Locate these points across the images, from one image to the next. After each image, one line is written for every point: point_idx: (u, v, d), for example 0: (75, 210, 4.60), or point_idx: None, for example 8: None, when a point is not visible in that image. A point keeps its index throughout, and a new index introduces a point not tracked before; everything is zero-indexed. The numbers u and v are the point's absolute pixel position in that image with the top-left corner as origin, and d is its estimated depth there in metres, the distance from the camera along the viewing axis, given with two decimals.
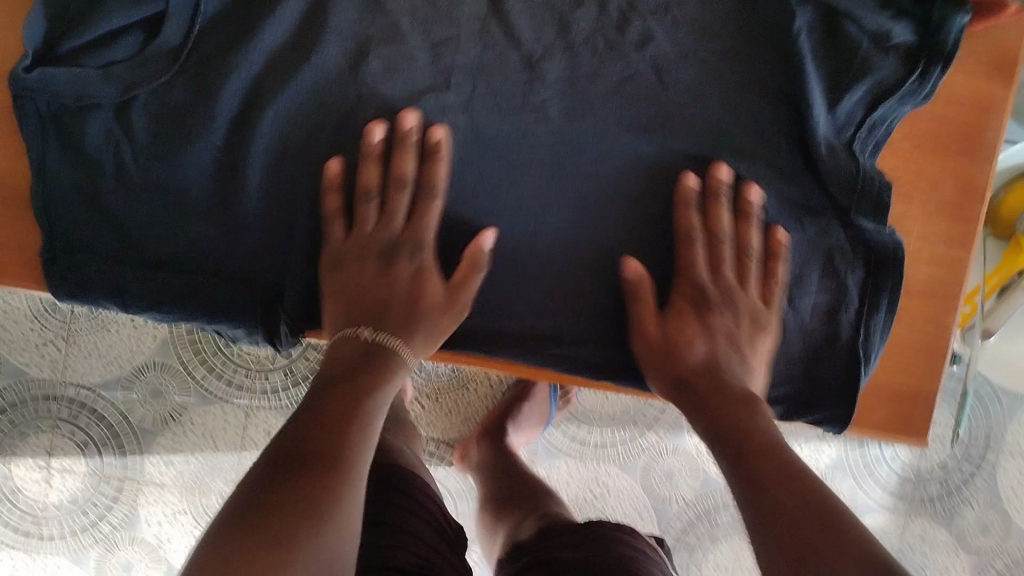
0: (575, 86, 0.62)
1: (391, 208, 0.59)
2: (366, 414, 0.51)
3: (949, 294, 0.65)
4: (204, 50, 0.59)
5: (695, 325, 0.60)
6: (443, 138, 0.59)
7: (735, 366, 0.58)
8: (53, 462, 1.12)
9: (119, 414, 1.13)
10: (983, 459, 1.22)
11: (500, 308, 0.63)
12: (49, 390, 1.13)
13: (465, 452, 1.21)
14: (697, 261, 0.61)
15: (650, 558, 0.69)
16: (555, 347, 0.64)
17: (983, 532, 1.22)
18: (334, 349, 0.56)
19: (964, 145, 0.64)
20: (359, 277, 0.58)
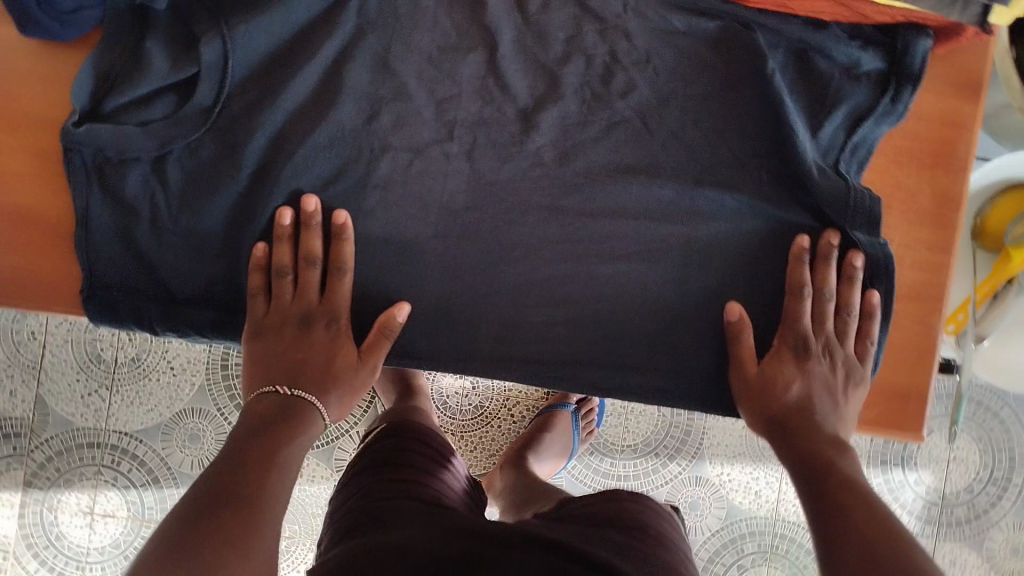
0: (569, 127, 0.67)
1: (305, 283, 0.65)
2: (281, 470, 0.57)
3: (933, 297, 0.70)
4: (230, 110, 0.64)
5: (794, 368, 0.65)
6: (345, 221, 0.65)
7: (829, 415, 0.64)
8: (96, 508, 1.17)
9: (159, 458, 1.19)
10: (1008, 480, 1.31)
11: (507, 338, 0.68)
12: (93, 436, 1.19)
13: (490, 485, 1.24)
14: (803, 312, 0.66)
15: (665, 518, 0.72)
16: (557, 369, 0.68)
17: (1010, 553, 1.31)
18: (253, 407, 0.63)
19: (938, 159, 0.69)
20: (282, 343, 0.65)
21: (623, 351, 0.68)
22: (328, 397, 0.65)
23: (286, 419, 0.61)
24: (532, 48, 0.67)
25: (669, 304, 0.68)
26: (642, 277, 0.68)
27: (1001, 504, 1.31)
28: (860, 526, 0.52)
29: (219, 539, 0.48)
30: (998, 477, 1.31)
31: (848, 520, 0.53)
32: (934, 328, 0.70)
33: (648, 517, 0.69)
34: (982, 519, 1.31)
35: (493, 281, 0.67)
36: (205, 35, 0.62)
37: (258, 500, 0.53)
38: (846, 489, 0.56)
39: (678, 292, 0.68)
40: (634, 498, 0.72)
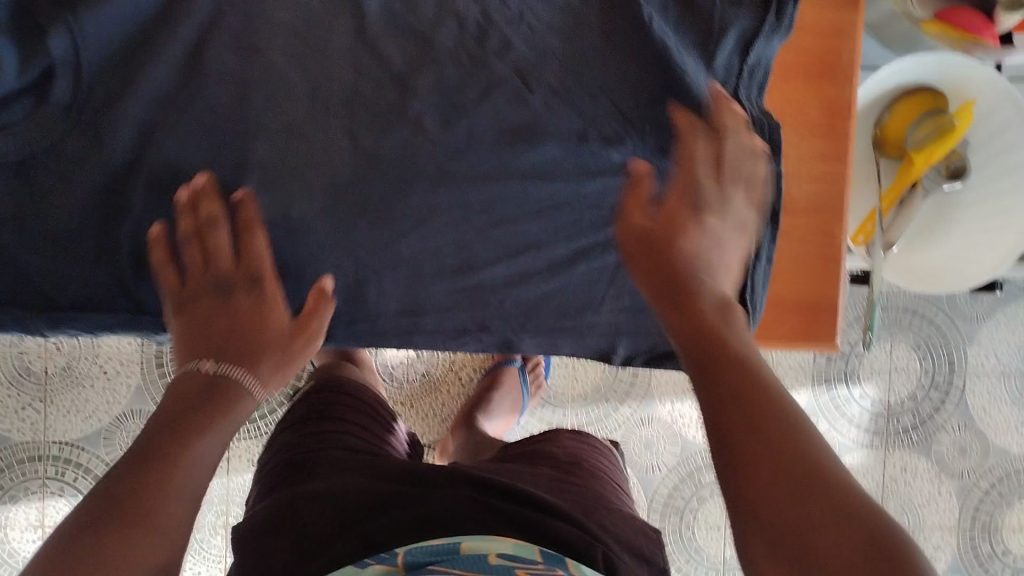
0: (449, 88, 0.66)
1: (214, 249, 0.63)
2: (191, 467, 0.54)
3: (833, 207, 0.75)
4: (92, 104, 0.62)
5: (692, 219, 0.61)
6: (242, 197, 0.63)
7: (715, 260, 0.60)
8: (47, 520, 1.16)
9: (105, 463, 1.17)
10: (949, 384, 1.35)
11: (412, 307, 0.69)
12: (34, 450, 1.16)
13: (443, 450, 1.24)
14: (699, 147, 0.64)
15: (593, 447, 0.75)
16: (465, 337, 0.71)
17: (959, 454, 1.35)
18: (176, 385, 0.59)
19: (823, 70, 0.75)
20: (210, 321, 0.62)
21: (530, 309, 0.70)
22: (260, 366, 0.62)
23: (218, 395, 0.59)
24: (402, 14, 0.66)
25: (568, 263, 0.69)
26: (548, 233, 0.68)
27: (945, 409, 1.35)
28: (732, 390, 0.48)
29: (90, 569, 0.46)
30: (939, 381, 1.35)
31: (724, 384, 0.49)
32: (838, 238, 0.75)
33: (574, 450, 0.73)
34: (928, 425, 1.35)
35: (398, 252, 0.67)
36: (49, 22, 0.58)
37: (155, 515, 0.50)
38: (720, 352, 0.52)
39: (577, 243, 0.69)
40: (573, 436, 0.75)
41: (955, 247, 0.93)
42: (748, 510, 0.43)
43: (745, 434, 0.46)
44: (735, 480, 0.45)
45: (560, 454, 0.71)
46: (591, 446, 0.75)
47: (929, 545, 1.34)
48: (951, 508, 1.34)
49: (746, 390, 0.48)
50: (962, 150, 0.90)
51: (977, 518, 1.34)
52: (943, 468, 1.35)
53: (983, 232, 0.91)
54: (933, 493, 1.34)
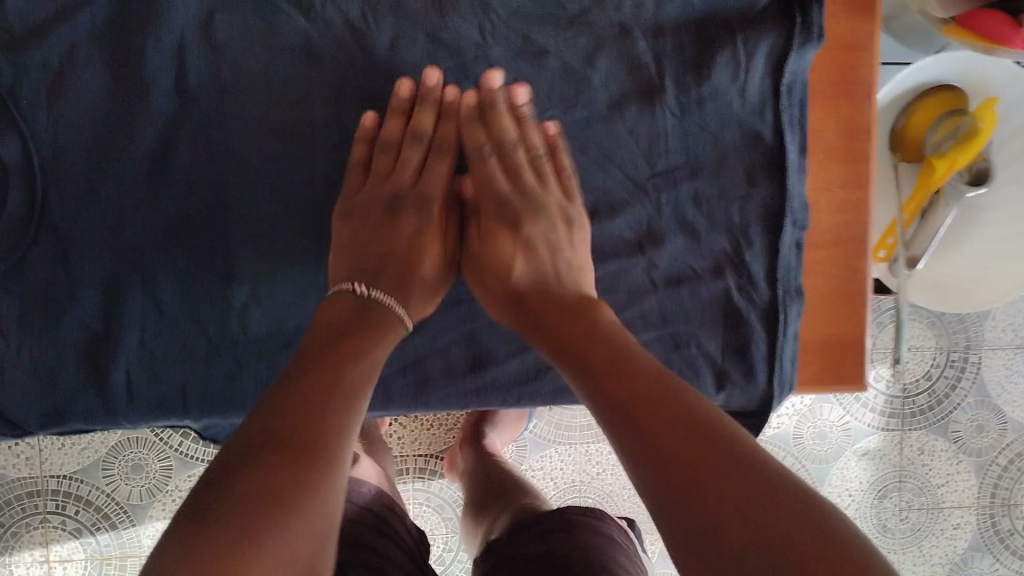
0: (443, 141, 0.64)
1: (405, 160, 0.64)
2: (353, 393, 0.52)
3: (858, 237, 0.71)
4: (68, 195, 0.60)
5: (512, 239, 0.64)
6: (465, 99, 0.64)
7: (561, 271, 0.62)
8: (52, 554, 1.12)
9: (106, 494, 1.13)
10: (965, 360, 1.27)
11: (417, 378, 0.67)
12: (32, 485, 1.12)
13: (453, 465, 1.21)
14: (493, 173, 0.64)
15: (614, 543, 0.75)
16: (480, 398, 0.68)
17: (975, 432, 1.27)
18: (331, 300, 0.59)
19: (843, 88, 0.70)
20: (367, 229, 0.62)
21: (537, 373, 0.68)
22: (410, 298, 0.62)
23: (363, 330, 0.57)
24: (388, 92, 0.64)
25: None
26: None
27: (960, 387, 1.27)
28: (660, 445, 0.45)
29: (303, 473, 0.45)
30: (955, 358, 1.27)
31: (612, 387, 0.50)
32: (864, 270, 0.71)
33: (600, 553, 0.71)
34: (944, 404, 1.27)
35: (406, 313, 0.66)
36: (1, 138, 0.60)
37: (340, 431, 0.48)
38: (623, 390, 0.49)
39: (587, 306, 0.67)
40: (590, 529, 0.74)
41: (974, 255, 0.88)
42: (707, 552, 0.40)
43: (662, 428, 0.46)
44: (685, 511, 0.42)
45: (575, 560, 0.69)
46: (609, 544, 0.74)
47: (948, 524, 1.27)
48: (968, 486, 1.27)
49: (677, 435, 0.45)
50: (985, 152, 0.85)
51: (995, 495, 1.27)
52: (961, 446, 1.28)
53: (1012, 239, 0.86)
54: (951, 474, 1.27)
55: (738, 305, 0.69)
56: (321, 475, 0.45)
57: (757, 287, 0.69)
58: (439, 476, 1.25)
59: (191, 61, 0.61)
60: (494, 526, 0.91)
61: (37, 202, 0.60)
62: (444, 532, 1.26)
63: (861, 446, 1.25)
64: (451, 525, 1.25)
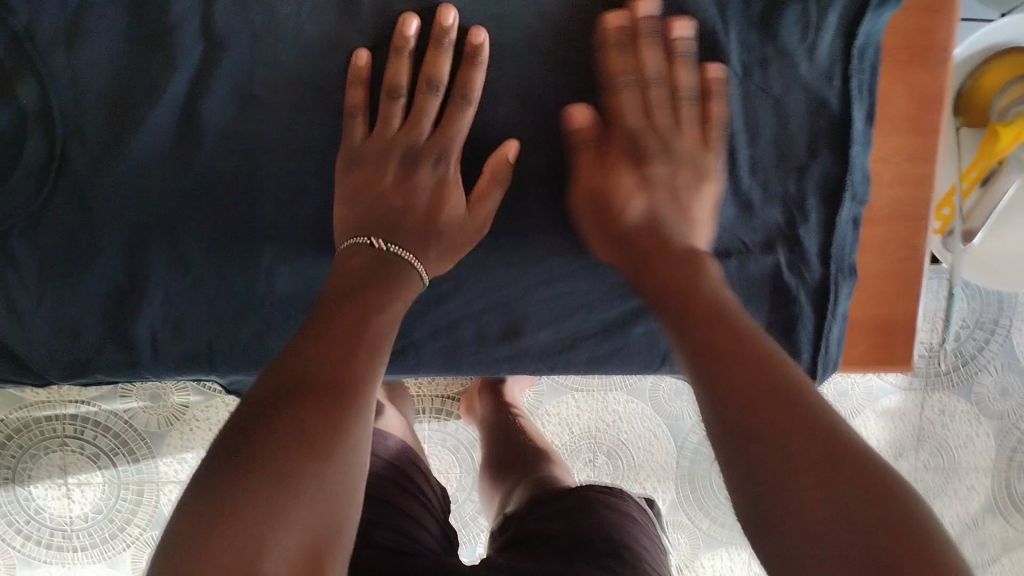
0: (487, 94, 0.60)
1: (420, 112, 0.58)
2: (371, 349, 0.48)
3: (917, 214, 0.67)
4: (89, 143, 0.57)
5: (633, 177, 0.60)
6: (483, 42, 0.57)
7: (675, 219, 0.58)
8: (70, 478, 1.07)
9: (124, 422, 1.08)
10: (995, 323, 1.19)
11: (448, 341, 0.64)
12: (50, 409, 1.07)
13: (471, 406, 1.15)
14: (625, 107, 0.60)
15: (633, 521, 0.74)
16: (512, 363, 0.65)
17: (999, 395, 1.19)
18: (344, 254, 0.56)
19: (916, 53, 0.65)
20: (377, 181, 0.58)
21: (574, 342, 0.65)
22: (427, 255, 0.58)
23: (387, 278, 0.54)
24: None
25: (624, 324, 0.65)
26: (596, 290, 0.64)
27: (988, 349, 1.19)
28: (738, 392, 0.42)
29: (315, 428, 0.41)
30: (985, 320, 1.18)
31: (698, 339, 0.47)
32: (921, 249, 0.68)
33: (619, 531, 0.70)
34: (969, 366, 1.19)
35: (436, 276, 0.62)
36: (19, 78, 0.56)
37: (358, 389, 0.45)
38: (702, 335, 0.47)
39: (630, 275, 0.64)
40: (608, 507, 0.74)
41: None
42: (765, 507, 0.38)
43: (737, 383, 0.43)
44: (754, 464, 0.39)
45: (601, 544, 0.67)
46: (628, 521, 0.73)
47: (961, 487, 1.19)
48: (988, 450, 1.19)
49: (759, 385, 0.42)
50: None
51: (1015, 458, 1.19)
52: (982, 409, 1.19)
53: None
54: (972, 436, 1.19)
55: (788, 281, 0.65)
56: (354, 418, 0.43)
57: (810, 264, 0.65)
58: (456, 418, 1.20)
59: (217, 3, 0.56)
60: (510, 498, 0.90)
61: (56, 151, 0.57)
62: (457, 475, 1.20)
63: (882, 404, 1.18)
64: (465, 466, 1.20)
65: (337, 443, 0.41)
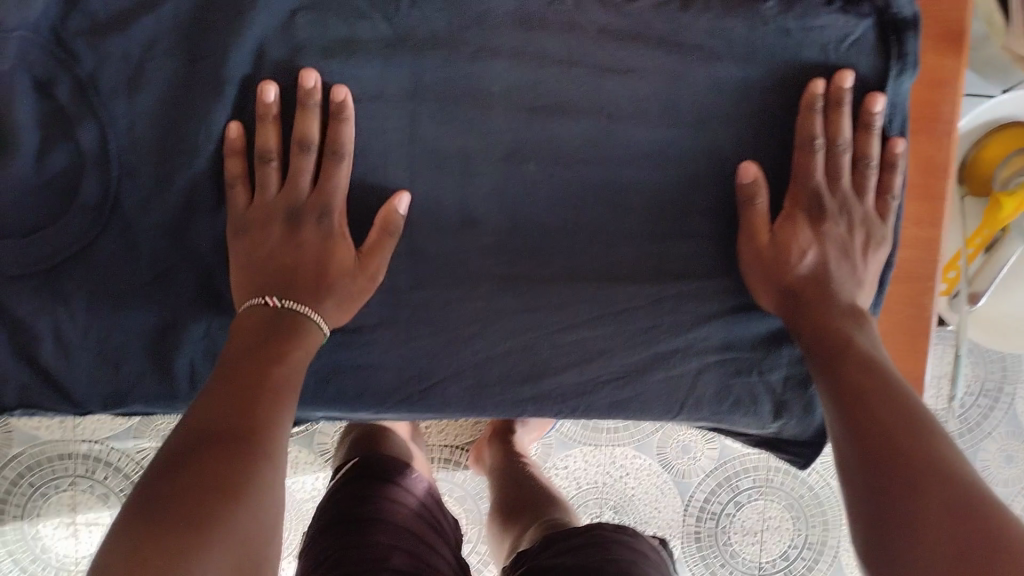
0: (521, 152, 0.64)
1: (295, 171, 0.59)
2: (280, 395, 0.53)
3: (924, 274, 0.71)
4: (145, 188, 0.60)
5: (808, 232, 0.63)
6: (345, 97, 0.59)
7: (844, 277, 0.63)
8: (78, 518, 1.08)
9: (135, 462, 1.09)
10: (999, 390, 1.20)
11: (474, 384, 0.66)
12: (63, 448, 1.08)
13: (479, 455, 1.16)
14: (815, 167, 0.63)
15: (648, 559, 0.75)
16: (535, 406, 0.67)
17: (1004, 463, 1.20)
18: (244, 317, 0.57)
19: (924, 124, 0.69)
20: (263, 241, 0.59)
21: (595, 389, 0.67)
22: (323, 305, 0.59)
23: (288, 332, 0.57)
24: (470, 98, 0.63)
25: (643, 371, 0.67)
26: (617, 339, 0.66)
27: (993, 416, 1.20)
28: (886, 442, 0.50)
29: (229, 471, 0.45)
30: (989, 388, 1.20)
31: (859, 396, 0.54)
32: (929, 308, 0.71)
33: (635, 568, 0.71)
34: (975, 432, 1.20)
35: (466, 320, 0.65)
36: (80, 118, 0.59)
37: (267, 433, 0.49)
38: (853, 387, 0.55)
39: (652, 326, 0.66)
40: (626, 544, 0.75)
41: None
42: (892, 538, 0.45)
43: (886, 456, 0.49)
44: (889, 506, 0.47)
45: None
46: (644, 559, 0.74)
47: None
48: None
49: (903, 438, 0.50)
50: None
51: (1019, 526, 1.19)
52: (987, 477, 1.20)
53: None
54: None
55: None
56: (254, 468, 0.46)
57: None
58: (464, 469, 1.20)
59: (269, 59, 0.60)
60: (522, 539, 0.91)
61: (111, 191, 0.60)
62: (464, 526, 1.20)
63: None
64: (472, 517, 1.20)
65: (239, 491, 0.44)
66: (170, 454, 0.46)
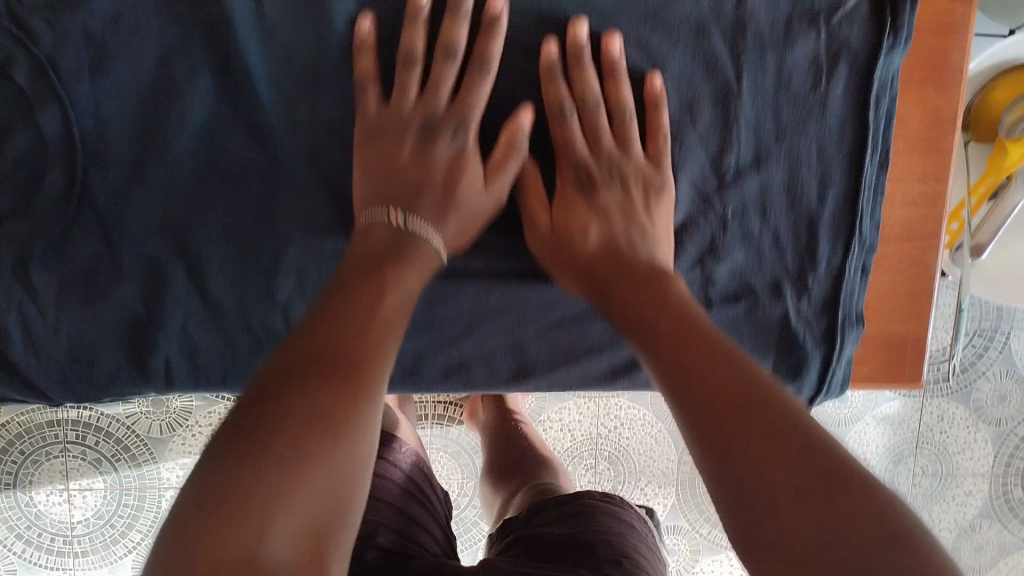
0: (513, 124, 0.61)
1: (435, 80, 0.58)
2: (388, 326, 0.48)
3: (929, 232, 0.69)
4: (116, 172, 0.58)
5: (586, 208, 0.62)
6: (584, 35, 0.59)
7: (635, 239, 0.61)
8: (71, 484, 1.04)
9: (126, 427, 1.05)
10: (994, 331, 1.18)
11: (463, 362, 0.64)
12: (51, 415, 1.03)
13: (474, 412, 1.12)
14: (574, 139, 0.61)
15: (634, 526, 0.75)
16: (531, 384, 0.65)
17: (998, 402, 1.19)
18: (366, 234, 0.56)
19: (932, 74, 0.66)
20: (395, 153, 0.59)
21: (588, 365, 0.66)
22: (446, 226, 0.59)
23: (406, 255, 0.55)
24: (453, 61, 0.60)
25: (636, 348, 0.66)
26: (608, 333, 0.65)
27: (987, 355, 1.18)
28: (733, 438, 0.42)
29: (341, 401, 0.41)
30: (985, 328, 1.18)
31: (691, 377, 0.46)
32: (931, 268, 0.69)
33: (620, 535, 0.71)
34: (968, 372, 1.18)
35: (454, 301, 0.63)
36: (40, 102, 0.55)
37: (377, 366, 0.45)
38: (711, 369, 0.46)
39: None
40: (611, 512, 0.75)
41: None
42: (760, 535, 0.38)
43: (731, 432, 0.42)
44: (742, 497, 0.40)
45: (600, 545, 0.68)
46: (629, 527, 0.74)
47: (960, 492, 1.18)
48: (987, 455, 1.18)
49: (743, 412, 0.43)
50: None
51: (1011, 464, 1.19)
52: (981, 416, 1.18)
53: None
54: (969, 443, 1.18)
55: (797, 329, 0.66)
56: (346, 402, 0.41)
57: (811, 313, 0.66)
58: (458, 424, 1.18)
59: (238, 29, 0.57)
60: (509, 503, 0.91)
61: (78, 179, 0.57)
62: (459, 481, 1.18)
63: (881, 411, 1.16)
64: (467, 471, 1.18)
65: (333, 424, 0.40)
66: (280, 372, 0.42)
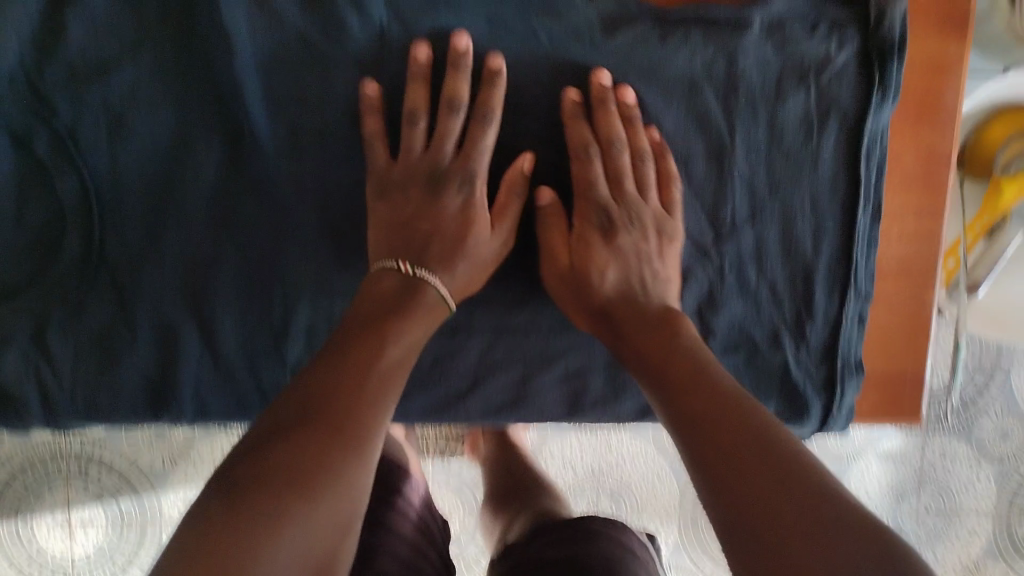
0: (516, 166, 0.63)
1: (441, 133, 0.60)
2: (385, 374, 0.52)
3: (926, 268, 0.69)
4: (133, 217, 0.61)
5: (603, 249, 0.63)
6: (609, 79, 0.61)
7: (649, 280, 0.63)
8: (73, 516, 1.04)
9: (129, 460, 1.05)
10: (994, 366, 1.20)
11: (466, 396, 0.65)
12: (55, 447, 1.04)
13: (475, 445, 1.12)
14: (597, 178, 0.62)
15: (637, 554, 0.75)
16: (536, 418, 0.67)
17: (1000, 439, 1.19)
18: (374, 280, 0.58)
19: (923, 113, 0.67)
20: (403, 203, 0.60)
21: (590, 400, 0.67)
22: (455, 270, 0.60)
23: (409, 305, 0.57)
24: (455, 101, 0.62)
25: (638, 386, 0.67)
26: (612, 387, 0.67)
27: (987, 392, 1.19)
28: (722, 474, 0.45)
29: (327, 455, 0.45)
30: (984, 363, 1.19)
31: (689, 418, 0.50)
32: (929, 303, 0.70)
33: (623, 563, 0.71)
34: (969, 410, 1.19)
35: (459, 343, 0.64)
36: (60, 174, 0.59)
37: (368, 420, 0.48)
38: (698, 408, 0.50)
39: None
40: (616, 539, 0.74)
41: None
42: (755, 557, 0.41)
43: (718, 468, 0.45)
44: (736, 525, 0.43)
45: (600, 574, 0.67)
46: (633, 555, 0.73)
47: (963, 530, 1.16)
48: (989, 493, 1.17)
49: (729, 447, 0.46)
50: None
51: (1015, 502, 1.17)
52: (983, 453, 1.18)
53: None
54: (972, 480, 1.17)
55: (795, 376, 0.67)
56: (335, 457, 0.45)
57: (811, 362, 0.67)
58: (459, 456, 1.17)
59: (246, 74, 0.59)
60: (509, 530, 0.90)
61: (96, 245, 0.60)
62: (460, 514, 1.17)
63: (883, 447, 1.16)
64: (469, 506, 1.17)
65: (322, 482, 0.43)
66: (279, 426, 0.46)
